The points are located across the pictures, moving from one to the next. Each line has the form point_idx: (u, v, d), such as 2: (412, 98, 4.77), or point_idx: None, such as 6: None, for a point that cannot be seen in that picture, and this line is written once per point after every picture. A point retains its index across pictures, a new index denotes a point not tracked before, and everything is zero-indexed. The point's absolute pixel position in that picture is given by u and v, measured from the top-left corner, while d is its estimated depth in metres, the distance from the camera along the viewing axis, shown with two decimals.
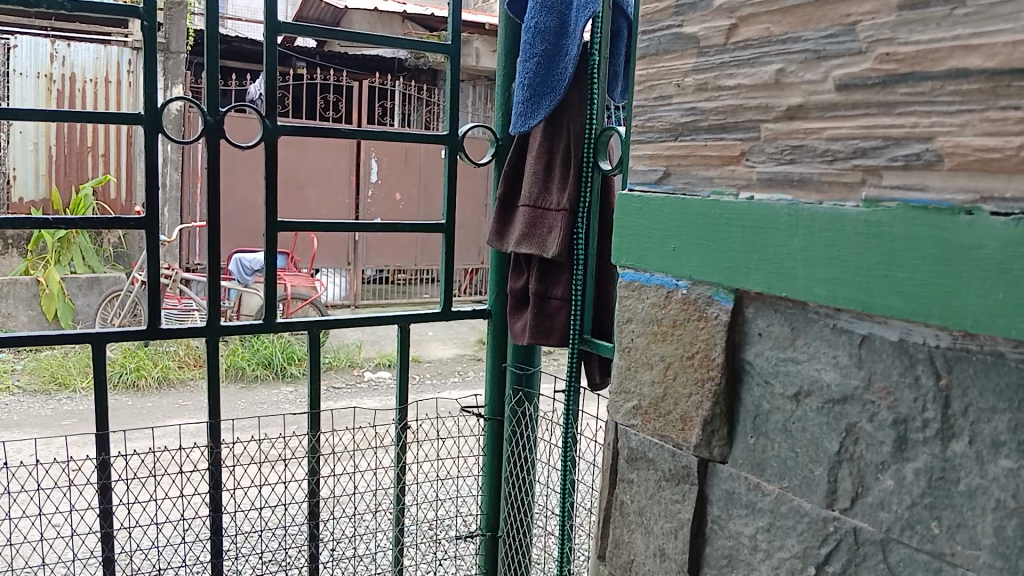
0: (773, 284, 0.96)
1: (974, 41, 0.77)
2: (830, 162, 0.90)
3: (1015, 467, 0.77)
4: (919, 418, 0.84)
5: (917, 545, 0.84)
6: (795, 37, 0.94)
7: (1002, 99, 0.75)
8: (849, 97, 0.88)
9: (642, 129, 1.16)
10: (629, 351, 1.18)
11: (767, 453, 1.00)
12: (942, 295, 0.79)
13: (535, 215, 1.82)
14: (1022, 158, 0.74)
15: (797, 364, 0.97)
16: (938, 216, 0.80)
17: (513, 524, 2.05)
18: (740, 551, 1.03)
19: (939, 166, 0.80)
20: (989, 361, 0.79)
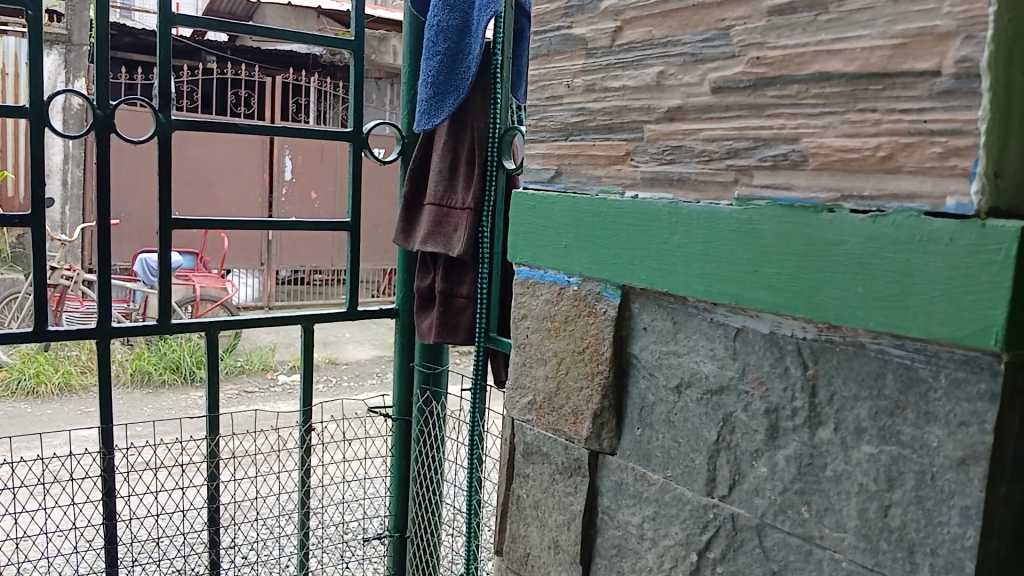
0: (655, 280, 0.99)
1: (836, 46, 0.81)
2: (706, 162, 0.94)
3: (876, 453, 0.81)
4: (789, 407, 0.88)
5: (789, 530, 0.88)
6: (674, 40, 0.97)
7: (860, 102, 0.79)
8: (723, 99, 0.91)
9: (535, 129, 1.17)
10: (525, 347, 1.19)
11: (652, 444, 1.03)
12: (808, 289, 0.83)
13: (439, 213, 1.81)
14: (878, 159, 0.78)
15: (678, 357, 1.00)
16: (803, 213, 0.84)
17: (421, 524, 2.04)
18: (628, 540, 1.05)
19: (804, 166, 0.84)
20: (851, 351, 0.83)
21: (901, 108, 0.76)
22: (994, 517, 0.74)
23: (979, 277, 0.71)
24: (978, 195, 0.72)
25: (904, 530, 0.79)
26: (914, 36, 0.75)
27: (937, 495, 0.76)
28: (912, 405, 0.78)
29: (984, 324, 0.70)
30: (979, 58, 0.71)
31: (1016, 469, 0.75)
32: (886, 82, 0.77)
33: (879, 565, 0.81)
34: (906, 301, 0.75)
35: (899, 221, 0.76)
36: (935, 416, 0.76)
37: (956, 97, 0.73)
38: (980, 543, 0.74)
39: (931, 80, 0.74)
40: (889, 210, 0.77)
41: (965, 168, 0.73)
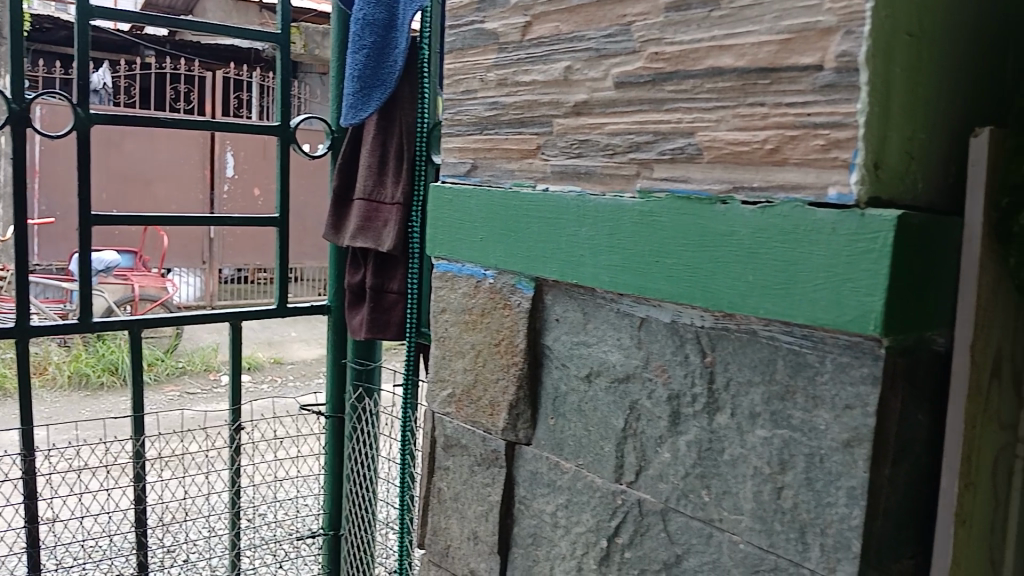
0: (565, 272, 1.01)
1: (728, 42, 0.83)
2: (611, 156, 0.96)
3: (769, 436, 0.83)
4: (689, 393, 0.91)
5: (691, 514, 0.90)
6: (580, 36, 0.98)
7: (750, 97, 0.82)
8: (625, 93, 0.93)
9: (451, 123, 1.18)
10: (444, 340, 1.18)
11: (565, 433, 1.04)
12: (704, 278, 0.86)
13: (368, 208, 1.80)
14: (766, 152, 0.81)
15: (588, 347, 1.02)
16: (698, 205, 0.86)
17: (355, 521, 2.03)
18: (543, 528, 1.07)
19: (699, 159, 0.87)
20: (745, 338, 0.85)
21: (787, 103, 0.79)
22: (878, 496, 0.77)
23: (858, 264, 0.74)
24: (858, 186, 0.75)
25: (796, 511, 0.81)
26: (799, 32, 0.78)
27: (825, 476, 0.79)
28: (801, 390, 0.81)
29: (863, 310, 0.73)
30: (857, 53, 0.74)
31: (898, 450, 0.78)
32: (773, 76, 0.80)
33: (773, 545, 0.83)
34: (793, 288, 0.78)
35: (786, 212, 0.79)
36: (822, 400, 0.79)
37: (837, 90, 0.75)
38: (864, 521, 0.76)
39: (814, 75, 0.77)
40: (777, 201, 0.80)
41: (846, 160, 0.75)
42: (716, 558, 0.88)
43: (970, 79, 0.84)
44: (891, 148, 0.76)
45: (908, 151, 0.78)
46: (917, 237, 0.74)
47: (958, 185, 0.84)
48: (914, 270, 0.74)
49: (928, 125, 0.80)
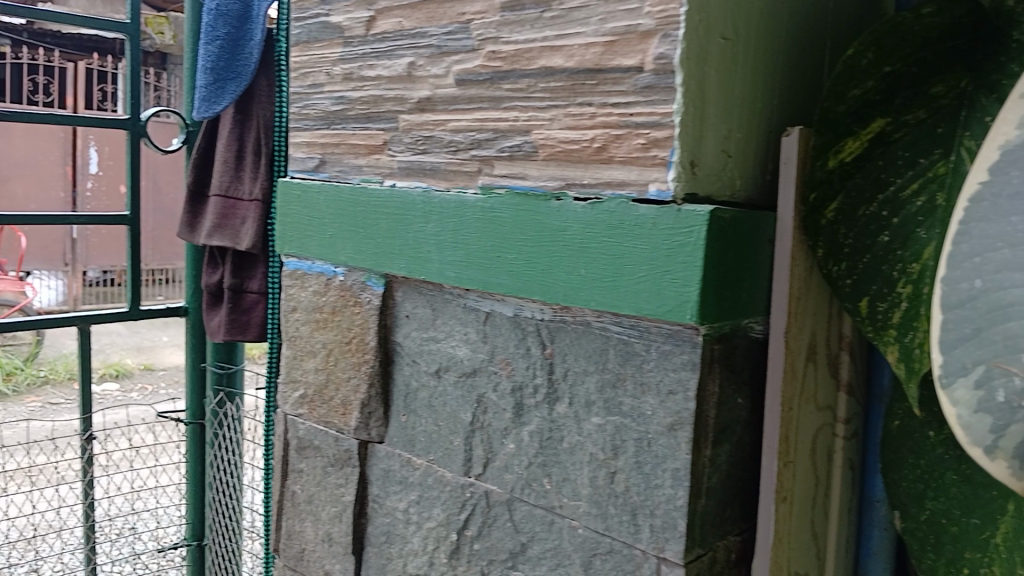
0: (413, 269, 0.99)
1: (558, 43, 0.86)
2: (454, 153, 0.96)
3: (603, 423, 0.86)
4: (531, 385, 0.92)
5: (534, 502, 0.92)
6: (422, 32, 0.98)
7: (580, 96, 0.84)
8: (466, 91, 0.94)
9: (299, 117, 1.16)
10: (295, 339, 1.16)
11: (416, 429, 1.03)
12: (541, 273, 0.87)
13: (225, 205, 1.73)
14: (595, 150, 0.84)
15: (436, 343, 1.00)
16: (534, 201, 0.88)
17: (219, 530, 1.96)
18: (396, 526, 1.05)
19: (535, 157, 0.88)
20: (581, 330, 0.88)
21: (612, 103, 0.82)
22: (700, 476, 0.81)
23: (677, 257, 0.78)
24: (675, 183, 0.79)
25: (628, 494, 0.84)
26: (621, 35, 0.81)
27: (653, 459, 0.82)
28: (630, 377, 0.84)
29: (681, 301, 0.77)
30: (672, 56, 0.78)
31: (718, 431, 0.82)
32: (599, 78, 0.83)
33: (609, 528, 0.86)
34: (620, 281, 0.82)
35: (612, 208, 0.82)
36: (649, 386, 0.83)
37: (656, 92, 0.79)
38: (688, 500, 0.80)
39: (635, 76, 0.80)
40: (605, 198, 0.83)
41: (664, 158, 0.79)
42: (558, 544, 0.90)
43: (784, 82, 0.89)
44: (708, 147, 0.81)
45: (724, 150, 0.83)
46: (728, 231, 0.79)
47: (774, 182, 0.89)
48: (726, 262, 0.79)
49: (743, 128, 0.85)
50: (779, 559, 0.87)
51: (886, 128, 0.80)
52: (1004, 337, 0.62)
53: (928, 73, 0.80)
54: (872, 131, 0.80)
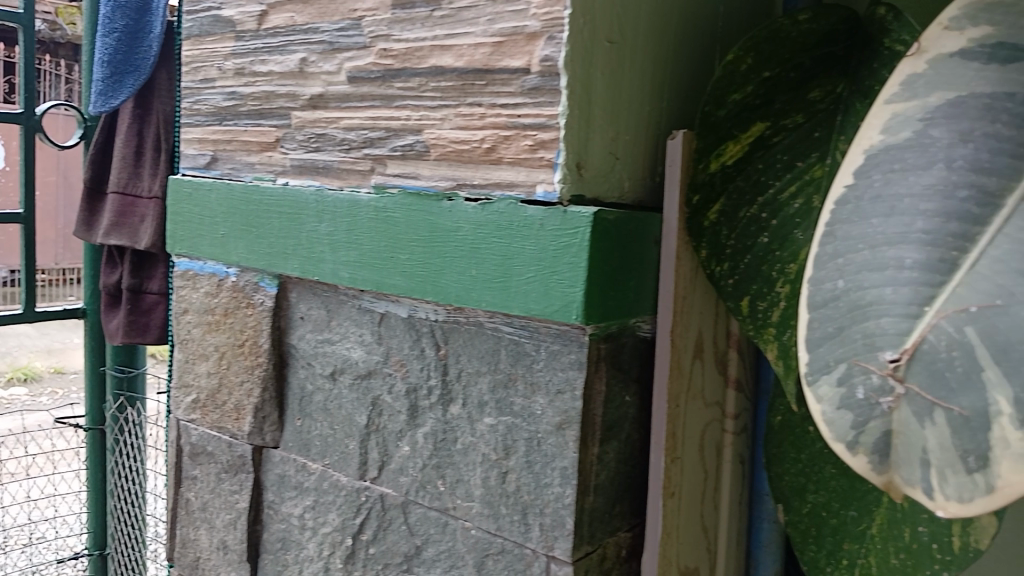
0: (306, 269, 0.97)
1: (448, 42, 0.85)
2: (346, 151, 0.94)
3: (495, 424, 0.86)
4: (425, 386, 0.91)
5: (428, 504, 0.91)
6: (314, 28, 0.96)
7: (469, 96, 0.83)
8: (358, 88, 0.92)
9: (191, 113, 1.12)
10: (187, 342, 1.13)
11: (311, 433, 1.01)
12: (433, 274, 0.86)
13: (124, 203, 1.68)
14: (484, 150, 0.83)
15: (331, 344, 0.98)
16: (426, 201, 0.87)
17: (121, 539, 1.90)
18: (291, 532, 1.03)
19: (427, 156, 0.87)
20: (473, 331, 0.87)
21: (500, 104, 0.82)
22: (588, 474, 0.82)
23: (563, 258, 0.78)
24: (561, 184, 0.79)
25: (518, 494, 0.84)
26: (509, 36, 0.81)
27: (542, 458, 0.83)
28: (521, 377, 0.84)
29: (567, 301, 0.78)
30: (557, 58, 0.78)
31: (605, 429, 0.83)
32: (488, 78, 0.82)
33: (500, 529, 0.86)
34: (509, 282, 0.81)
35: (502, 208, 0.82)
36: (539, 386, 0.82)
37: (541, 93, 0.79)
38: (576, 498, 0.81)
39: (523, 78, 0.80)
40: (495, 199, 0.83)
41: (550, 159, 0.79)
42: (451, 546, 0.89)
43: (674, 87, 0.91)
44: (594, 149, 0.81)
45: (612, 152, 0.84)
46: (614, 232, 0.79)
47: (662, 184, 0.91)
48: (611, 263, 0.79)
49: (632, 130, 0.86)
50: (667, 554, 0.88)
51: (766, 132, 0.82)
52: (864, 334, 0.62)
53: (805, 78, 0.83)
54: (751, 135, 0.82)
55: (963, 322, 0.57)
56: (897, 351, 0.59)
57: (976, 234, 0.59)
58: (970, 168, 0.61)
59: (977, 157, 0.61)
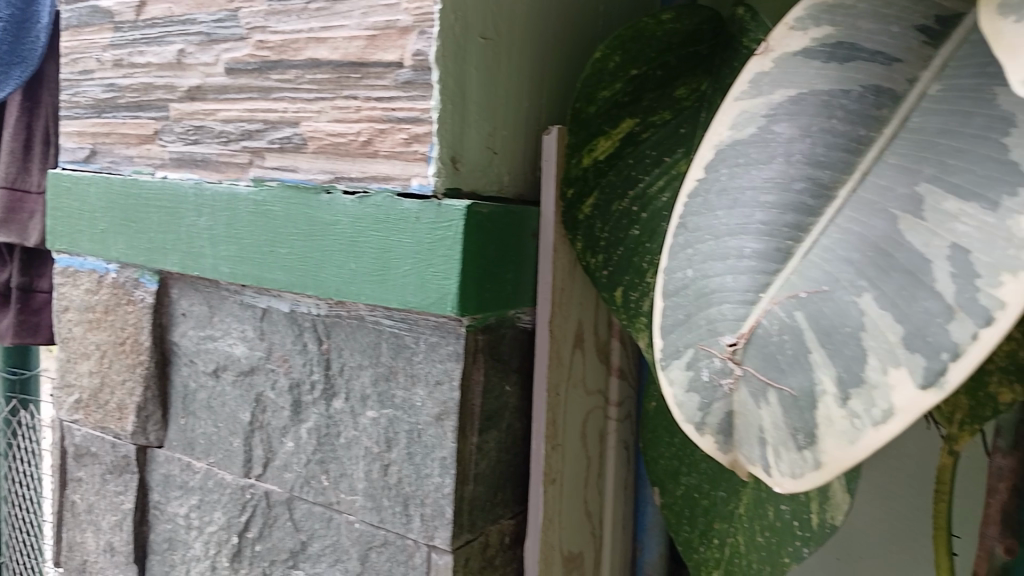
0: (186, 264, 0.96)
1: (323, 34, 0.84)
2: (224, 143, 0.93)
3: (377, 417, 0.85)
4: (308, 381, 0.90)
5: (312, 499, 0.90)
6: (191, 19, 0.94)
7: (345, 89, 0.83)
8: (235, 80, 0.91)
9: (70, 105, 1.09)
10: (69, 341, 1.10)
11: (195, 431, 0.99)
12: (311, 268, 0.86)
13: (12, 198, 1.60)
14: (360, 144, 0.83)
15: (214, 341, 0.97)
16: (305, 194, 0.86)
17: (15, 547, 1.84)
18: (178, 531, 1.01)
19: (304, 149, 0.87)
20: (355, 325, 0.86)
21: (375, 97, 0.82)
22: (467, 463, 0.83)
23: (437, 250, 0.78)
24: (435, 178, 0.79)
25: (400, 486, 0.84)
26: (382, 29, 0.80)
27: (423, 450, 0.83)
28: (402, 370, 0.83)
29: (442, 293, 0.78)
30: (428, 53, 0.78)
31: (484, 419, 0.84)
32: (363, 71, 0.82)
33: (383, 521, 0.86)
34: (386, 275, 0.81)
35: (379, 202, 0.81)
36: (419, 377, 0.82)
37: (415, 87, 0.79)
38: (455, 487, 0.81)
39: (396, 71, 0.80)
40: (372, 191, 0.82)
41: (424, 153, 0.79)
42: (336, 540, 0.89)
43: (552, 84, 0.93)
44: (470, 144, 0.82)
45: (489, 147, 0.85)
46: (488, 225, 0.80)
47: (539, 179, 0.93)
48: (486, 255, 0.80)
49: (509, 125, 0.88)
50: (549, 540, 0.90)
51: (635, 128, 0.85)
52: (708, 320, 0.65)
53: (671, 78, 0.86)
54: (621, 131, 0.84)
55: (793, 308, 0.60)
56: (735, 335, 0.63)
57: (810, 225, 0.63)
58: (806, 161, 0.65)
59: (814, 151, 0.65)
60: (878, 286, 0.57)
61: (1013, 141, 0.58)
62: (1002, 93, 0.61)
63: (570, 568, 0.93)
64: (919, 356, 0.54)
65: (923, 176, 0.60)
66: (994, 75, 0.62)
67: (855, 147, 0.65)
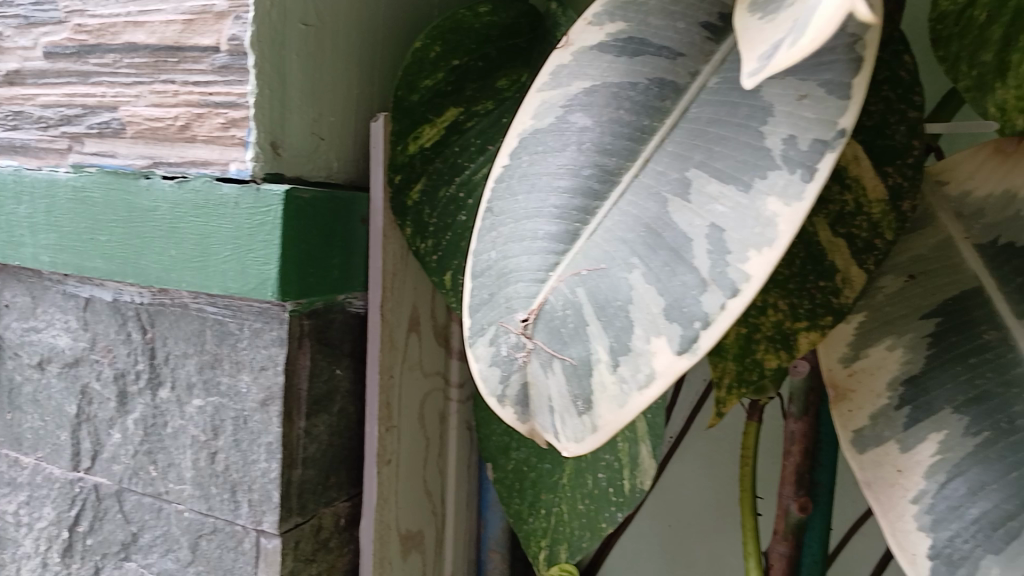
0: (7, 254, 0.93)
1: (141, 18, 0.83)
2: (44, 129, 0.91)
3: (203, 405, 0.85)
4: (133, 371, 0.89)
5: (142, 490, 0.90)
6: (9, 1, 0.92)
7: (163, 74, 0.82)
8: (54, 64, 0.89)
9: None
10: None
11: (21, 426, 0.97)
12: (133, 255, 0.85)
13: None
14: (178, 128, 0.82)
15: (38, 332, 0.95)
16: (124, 180, 0.85)
17: None
18: (8, 528, 1.00)
19: (124, 134, 0.86)
20: (178, 312, 0.86)
21: (193, 81, 0.81)
22: (294, 447, 0.83)
23: (257, 236, 0.78)
24: (253, 162, 0.78)
25: (227, 472, 0.85)
26: (199, 14, 0.79)
27: (249, 436, 0.83)
28: (226, 357, 0.83)
29: (263, 278, 0.78)
30: (243, 38, 0.77)
31: (312, 403, 0.85)
32: (180, 56, 0.81)
33: (211, 508, 0.86)
34: (207, 261, 0.81)
35: (197, 186, 0.81)
36: (243, 363, 0.82)
37: (232, 72, 0.78)
38: (281, 472, 0.82)
39: (213, 56, 0.79)
40: (190, 177, 0.82)
41: (241, 138, 0.78)
42: (166, 530, 0.89)
43: (383, 74, 0.95)
44: (292, 129, 0.82)
45: (315, 134, 0.85)
46: (309, 210, 0.80)
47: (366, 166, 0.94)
48: (308, 239, 0.80)
49: (336, 112, 0.88)
50: (385, 520, 0.92)
51: (459, 117, 0.86)
52: (506, 298, 0.68)
53: (491, 68, 0.88)
54: (445, 120, 0.86)
55: (575, 284, 0.64)
56: (526, 311, 0.66)
57: (594, 208, 0.67)
58: (595, 149, 0.69)
59: (602, 140, 0.69)
60: (647, 262, 0.62)
61: (769, 127, 0.62)
62: (766, 85, 0.65)
63: (408, 545, 0.96)
64: (677, 325, 0.59)
65: (692, 162, 0.65)
66: None
67: (638, 136, 0.69)
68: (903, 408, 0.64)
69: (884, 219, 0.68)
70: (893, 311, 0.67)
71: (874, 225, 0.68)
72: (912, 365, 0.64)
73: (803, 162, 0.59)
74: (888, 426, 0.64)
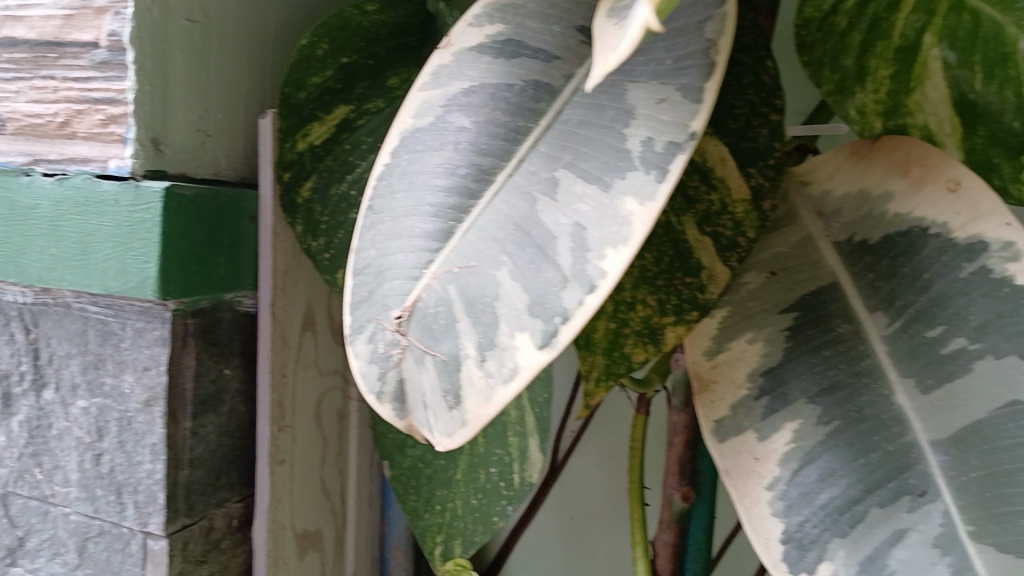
0: None
1: (20, 13, 0.81)
2: None
3: (87, 406, 0.84)
4: (16, 372, 0.88)
5: (28, 493, 0.90)
6: None
7: (43, 69, 0.81)
8: None
9: None
10: None
11: None
12: (14, 254, 0.84)
13: None
14: (57, 125, 0.81)
15: None
16: (3, 177, 0.84)
17: None
18: None
19: (4, 130, 0.85)
20: (61, 312, 0.84)
21: (72, 77, 0.80)
22: (180, 448, 0.83)
23: (137, 233, 0.77)
24: (132, 159, 0.77)
25: (113, 474, 0.84)
26: (78, 9, 0.78)
27: (133, 436, 0.82)
28: (109, 357, 0.82)
29: (143, 277, 0.77)
30: (122, 34, 0.76)
31: (198, 403, 0.84)
32: (59, 51, 0.80)
33: (97, 511, 0.85)
34: (88, 259, 0.80)
35: (77, 184, 0.80)
36: (126, 364, 0.82)
37: (111, 68, 0.77)
38: (166, 473, 0.81)
39: (92, 51, 0.78)
40: (71, 173, 0.81)
41: (121, 135, 0.77)
42: (53, 533, 0.89)
43: (275, 74, 0.95)
44: (175, 126, 0.81)
45: (201, 130, 0.85)
46: (191, 207, 0.80)
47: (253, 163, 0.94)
48: (192, 238, 0.80)
49: (224, 109, 0.88)
50: (279, 520, 0.92)
51: (349, 115, 0.86)
52: (383, 296, 0.68)
53: (382, 67, 0.89)
54: (335, 117, 0.86)
55: (447, 282, 0.65)
56: (400, 308, 0.66)
57: (470, 206, 0.67)
58: (472, 149, 0.70)
59: (478, 140, 0.70)
60: (515, 259, 0.63)
61: (630, 130, 0.65)
62: (630, 88, 0.67)
63: (305, 545, 0.96)
64: (539, 320, 0.61)
65: (562, 162, 0.66)
66: (632, 73, 0.68)
67: (513, 137, 0.69)
68: (761, 398, 0.66)
69: (747, 218, 0.71)
70: (754, 304, 0.70)
71: (738, 224, 0.71)
72: (770, 357, 0.67)
73: (658, 163, 0.62)
74: (747, 416, 0.66)
